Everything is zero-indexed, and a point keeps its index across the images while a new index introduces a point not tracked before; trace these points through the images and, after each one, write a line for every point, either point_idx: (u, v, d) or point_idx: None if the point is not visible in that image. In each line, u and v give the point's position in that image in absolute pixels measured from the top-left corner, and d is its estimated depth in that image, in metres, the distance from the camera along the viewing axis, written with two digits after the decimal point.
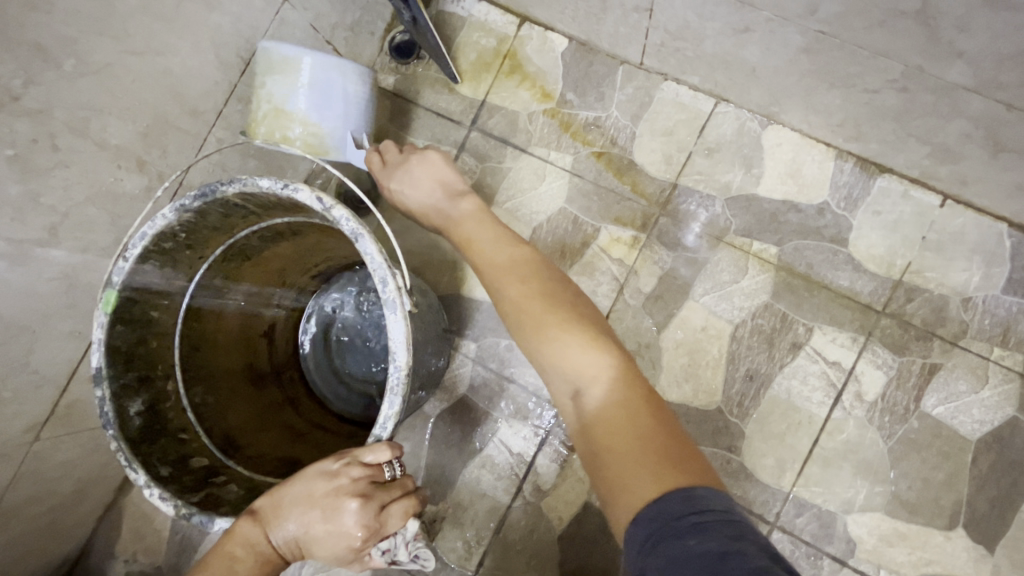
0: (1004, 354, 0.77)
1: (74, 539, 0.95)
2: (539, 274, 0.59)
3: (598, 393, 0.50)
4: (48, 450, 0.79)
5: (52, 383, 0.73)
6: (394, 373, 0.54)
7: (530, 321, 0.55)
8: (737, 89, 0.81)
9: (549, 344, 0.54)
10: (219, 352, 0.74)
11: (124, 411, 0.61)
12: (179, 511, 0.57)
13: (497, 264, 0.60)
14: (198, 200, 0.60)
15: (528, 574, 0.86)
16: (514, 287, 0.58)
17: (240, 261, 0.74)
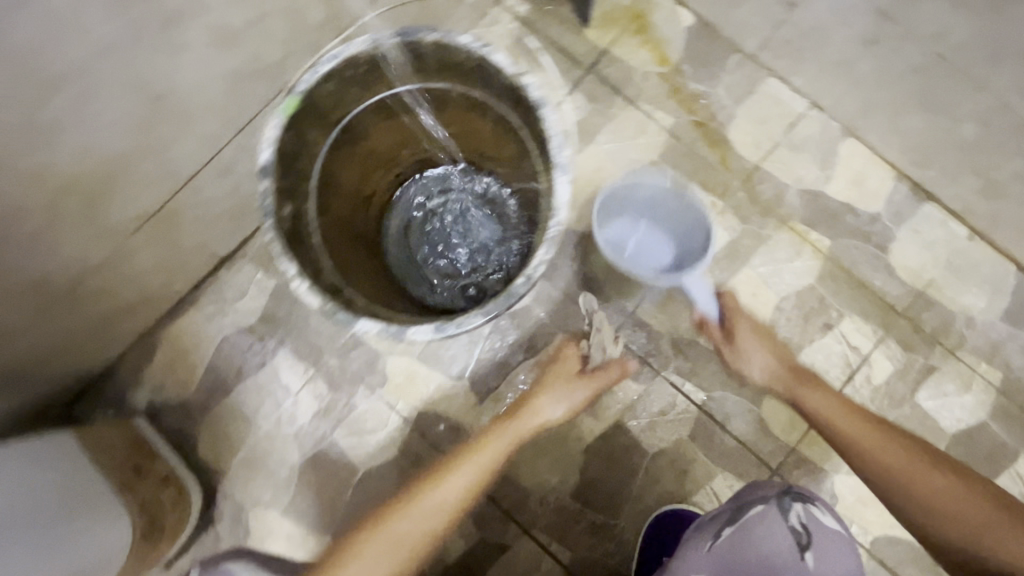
0: (989, 369, 0.92)
1: (107, 354, 0.95)
2: (862, 412, 0.78)
3: (913, 493, 0.70)
4: (138, 248, 0.80)
5: (173, 179, 0.75)
6: (555, 224, 0.62)
7: (867, 447, 0.74)
8: (835, 97, 0.93)
9: (865, 455, 0.74)
10: (334, 194, 0.79)
11: (278, 210, 0.65)
12: (325, 305, 0.63)
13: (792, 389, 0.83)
14: (396, 38, 0.65)
15: (551, 474, 0.94)
16: (846, 420, 0.77)
17: (378, 118, 0.78)
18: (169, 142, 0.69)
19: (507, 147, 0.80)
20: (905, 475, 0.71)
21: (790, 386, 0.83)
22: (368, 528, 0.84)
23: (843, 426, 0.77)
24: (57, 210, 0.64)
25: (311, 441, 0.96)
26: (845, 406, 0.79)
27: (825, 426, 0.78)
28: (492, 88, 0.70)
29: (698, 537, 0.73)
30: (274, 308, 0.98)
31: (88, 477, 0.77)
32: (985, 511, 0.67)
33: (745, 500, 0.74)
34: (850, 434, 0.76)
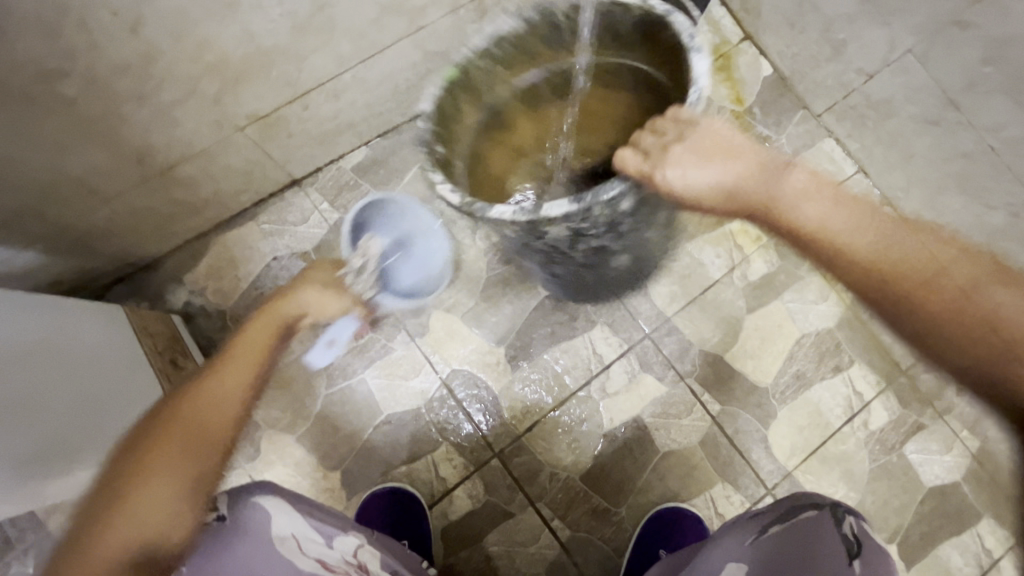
0: (969, 436, 1.02)
1: (158, 245, 0.95)
2: (848, 197, 0.73)
3: (931, 297, 0.67)
4: (235, 146, 0.81)
5: (294, 89, 0.77)
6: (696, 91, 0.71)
7: (887, 261, 0.69)
8: (884, 167, 1.04)
9: (890, 252, 0.69)
10: (488, 164, 0.83)
11: (433, 147, 0.72)
12: (465, 200, 0.69)
13: (813, 191, 0.72)
14: (535, 10, 0.72)
15: (566, 453, 0.97)
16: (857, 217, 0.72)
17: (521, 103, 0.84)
18: (308, 51, 0.72)
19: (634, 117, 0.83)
20: (933, 280, 0.67)
21: (809, 203, 0.72)
22: (169, 443, 0.63)
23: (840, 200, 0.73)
24: (196, 87, 0.66)
25: (339, 374, 0.98)
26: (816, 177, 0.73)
27: (842, 246, 0.71)
28: (620, 38, 0.77)
29: (744, 531, 0.68)
30: (333, 241, 1.01)
31: (135, 356, 0.80)
32: (960, 291, 0.66)
33: (796, 498, 0.66)
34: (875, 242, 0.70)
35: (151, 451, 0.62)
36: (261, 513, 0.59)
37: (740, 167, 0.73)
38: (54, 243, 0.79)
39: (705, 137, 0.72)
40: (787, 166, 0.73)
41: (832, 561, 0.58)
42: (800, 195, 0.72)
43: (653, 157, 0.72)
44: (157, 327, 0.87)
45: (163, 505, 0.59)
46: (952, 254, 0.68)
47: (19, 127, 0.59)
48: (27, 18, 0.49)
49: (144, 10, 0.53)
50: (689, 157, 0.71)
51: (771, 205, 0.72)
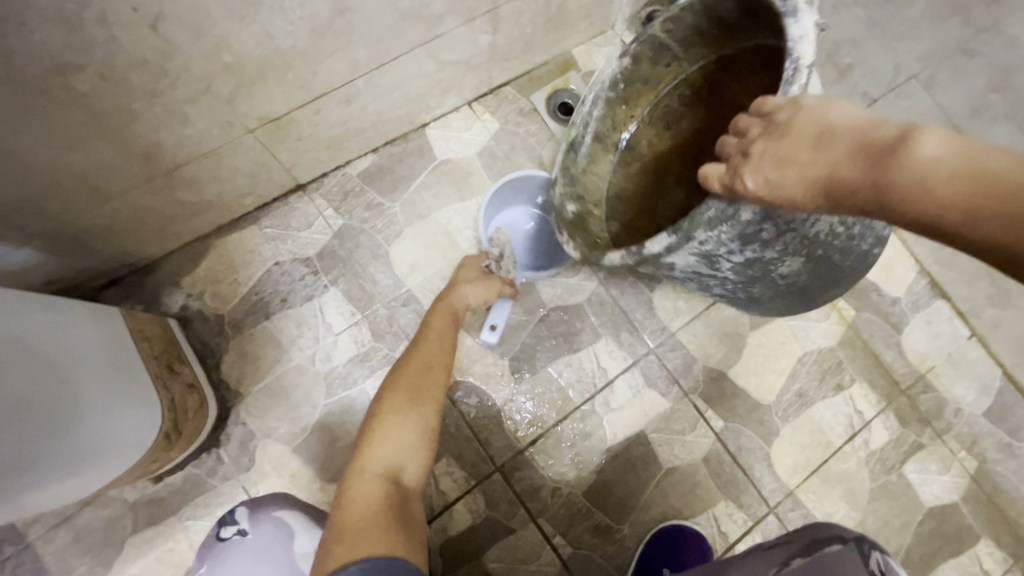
0: (967, 457, 1.03)
1: (156, 247, 0.92)
2: (1004, 159, 0.40)
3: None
4: (244, 148, 0.80)
5: (307, 92, 0.76)
6: (793, 62, 0.57)
7: None
8: None
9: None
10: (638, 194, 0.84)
11: (564, 205, 0.82)
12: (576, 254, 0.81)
13: (945, 168, 0.42)
14: (634, 43, 0.75)
15: (569, 468, 0.96)
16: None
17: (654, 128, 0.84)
18: (324, 55, 0.71)
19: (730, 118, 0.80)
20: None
21: (952, 175, 0.41)
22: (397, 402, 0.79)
23: (994, 165, 0.40)
24: (209, 85, 0.65)
25: (340, 383, 0.95)
26: (965, 143, 0.42)
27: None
28: (725, 20, 0.73)
29: (765, 565, 0.68)
30: (336, 247, 0.99)
31: (132, 362, 0.76)
32: None
33: (821, 537, 0.66)
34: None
35: (383, 404, 0.79)
36: (268, 527, 0.80)
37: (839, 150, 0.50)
38: (52, 239, 0.76)
39: (797, 122, 0.54)
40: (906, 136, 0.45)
41: None
42: (942, 167, 0.42)
43: (735, 163, 0.60)
44: (153, 330, 0.85)
45: (403, 439, 0.76)
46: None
47: (26, 119, 0.57)
48: (46, 8, 0.48)
49: (165, 5, 0.53)
50: (774, 155, 0.55)
51: (895, 197, 0.44)
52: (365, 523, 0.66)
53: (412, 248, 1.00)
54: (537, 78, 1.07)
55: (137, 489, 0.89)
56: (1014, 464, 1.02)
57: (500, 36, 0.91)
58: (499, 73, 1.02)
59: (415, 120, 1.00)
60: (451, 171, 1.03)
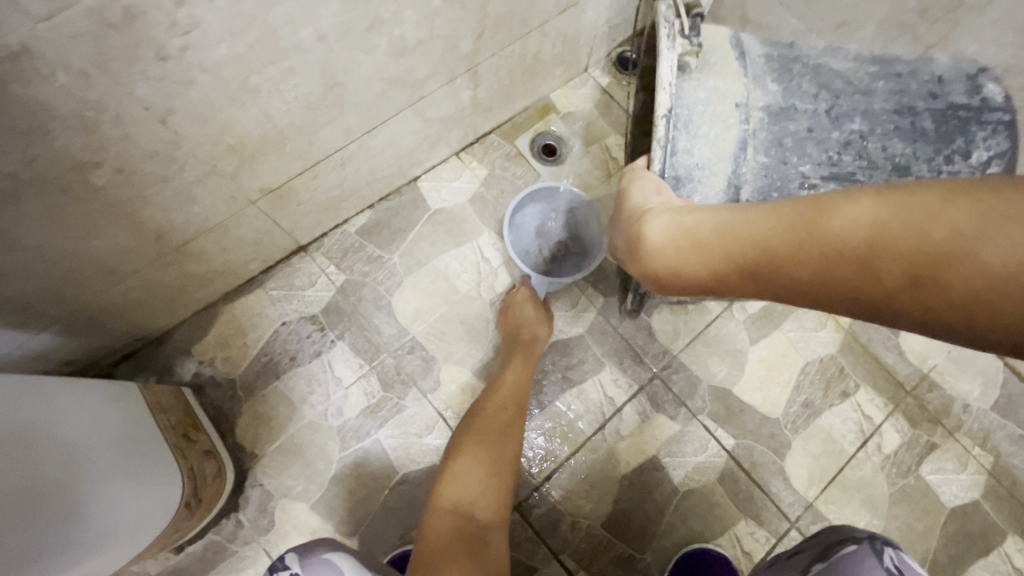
0: (982, 453, 1.03)
1: (167, 319, 0.95)
2: (727, 232, 0.55)
3: (953, 274, 0.41)
4: (248, 218, 0.84)
5: (305, 161, 0.81)
6: (666, 99, 0.67)
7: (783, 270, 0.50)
8: None
9: (820, 253, 0.47)
10: None
11: None
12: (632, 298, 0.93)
13: (692, 250, 0.57)
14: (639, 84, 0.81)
15: (586, 501, 0.96)
16: (758, 229, 0.52)
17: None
18: (318, 126, 0.76)
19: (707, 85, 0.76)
20: (885, 252, 0.44)
21: (705, 251, 0.56)
22: (472, 439, 0.82)
23: (714, 240, 0.56)
24: (215, 166, 0.70)
25: (353, 436, 0.96)
26: (682, 225, 0.59)
27: (770, 277, 0.52)
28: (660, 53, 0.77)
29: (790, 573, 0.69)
30: (341, 302, 1.02)
31: (149, 436, 0.78)
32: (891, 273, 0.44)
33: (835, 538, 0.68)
34: (767, 265, 0.51)
35: (462, 438, 0.82)
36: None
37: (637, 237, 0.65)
38: (70, 322, 0.79)
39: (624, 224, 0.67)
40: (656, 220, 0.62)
41: None
42: (701, 246, 0.57)
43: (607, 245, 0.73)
44: (169, 401, 0.86)
45: (479, 481, 0.77)
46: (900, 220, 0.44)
47: (48, 216, 0.61)
48: (66, 117, 0.52)
49: (173, 102, 0.57)
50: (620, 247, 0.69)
51: (674, 278, 0.61)
52: (442, 549, 0.69)
53: (413, 296, 1.03)
54: (519, 124, 1.12)
55: (158, 560, 0.90)
56: None
57: (481, 90, 0.96)
58: (482, 123, 1.07)
59: (407, 175, 1.05)
60: (445, 220, 1.07)
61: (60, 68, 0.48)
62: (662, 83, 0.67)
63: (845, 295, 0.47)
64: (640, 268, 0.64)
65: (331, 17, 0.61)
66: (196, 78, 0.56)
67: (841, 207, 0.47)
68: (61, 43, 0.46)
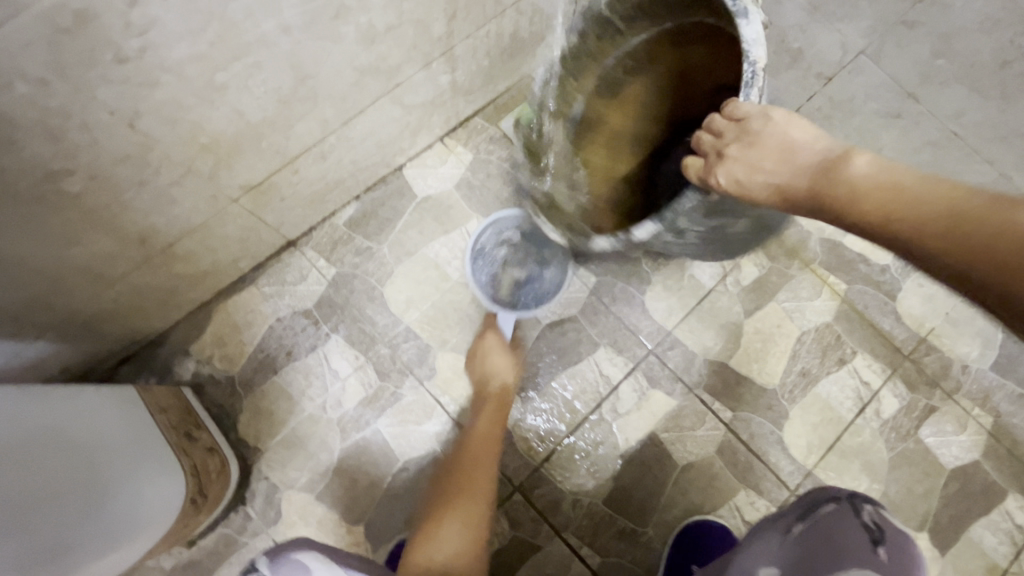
0: (981, 413, 1.02)
1: (162, 321, 0.96)
2: (936, 181, 0.47)
3: None
4: (232, 216, 0.84)
5: (284, 155, 0.81)
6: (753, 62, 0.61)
7: (970, 224, 0.43)
8: None
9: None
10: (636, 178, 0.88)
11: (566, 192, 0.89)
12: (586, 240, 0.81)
13: (878, 180, 0.50)
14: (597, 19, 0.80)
15: (586, 479, 0.97)
16: (1000, 193, 0.42)
17: (648, 75, 0.87)
18: (293, 120, 0.75)
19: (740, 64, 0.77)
20: None
21: (875, 182, 0.50)
22: (449, 502, 0.79)
23: (916, 186, 0.48)
24: (191, 166, 0.69)
25: (353, 426, 0.98)
26: (884, 164, 0.51)
27: (954, 233, 0.43)
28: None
29: (772, 536, 0.71)
30: (333, 295, 1.03)
31: (148, 437, 0.78)
32: None
33: (818, 498, 0.70)
34: (955, 223, 0.43)
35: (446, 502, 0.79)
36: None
37: (796, 170, 0.59)
38: (63, 329, 0.80)
39: (766, 136, 0.61)
40: (846, 156, 0.55)
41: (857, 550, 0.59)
42: (876, 176, 0.50)
43: (709, 161, 0.66)
44: (169, 402, 0.87)
45: (459, 535, 0.73)
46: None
47: (27, 226, 0.61)
48: (32, 126, 0.52)
49: (139, 105, 0.57)
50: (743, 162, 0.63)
51: (832, 201, 0.54)
52: None
53: (405, 286, 1.03)
54: (502, 106, 1.11)
55: (171, 556, 0.92)
56: None
57: (459, 73, 0.95)
58: (464, 106, 1.06)
59: (391, 163, 1.04)
60: (433, 207, 1.06)
61: (17, 77, 0.47)
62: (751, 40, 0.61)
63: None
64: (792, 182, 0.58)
65: (293, 7, 0.59)
66: (159, 78, 0.56)
67: None
68: (15, 52, 0.45)
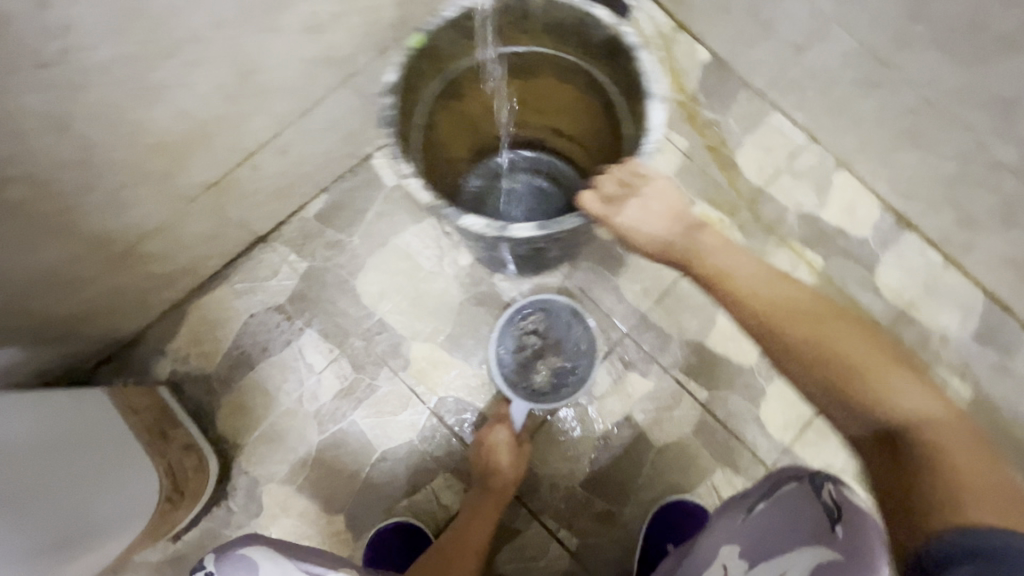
0: (961, 384, 1.02)
1: (136, 322, 0.96)
2: (793, 291, 0.73)
3: (922, 427, 0.57)
4: (194, 216, 0.83)
5: (239, 152, 0.80)
6: (651, 140, 0.73)
7: (784, 321, 0.69)
8: (833, 132, 1.05)
9: (844, 360, 0.64)
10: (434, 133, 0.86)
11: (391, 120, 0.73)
12: (434, 201, 0.73)
13: (739, 271, 0.74)
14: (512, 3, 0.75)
15: (563, 462, 0.98)
16: (785, 298, 0.72)
17: (516, 78, 0.88)
18: (244, 116, 0.74)
19: (600, 125, 0.87)
20: (863, 370, 0.62)
21: (721, 256, 0.76)
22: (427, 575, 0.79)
23: (763, 288, 0.73)
24: (140, 168, 0.68)
25: (330, 419, 0.99)
26: (727, 251, 0.77)
27: (794, 334, 0.67)
28: (585, 40, 0.78)
29: (738, 513, 0.72)
30: (305, 289, 1.03)
31: (119, 437, 0.79)
32: (885, 389, 0.61)
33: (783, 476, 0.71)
34: (796, 327, 0.68)
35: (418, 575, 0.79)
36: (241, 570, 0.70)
37: (669, 231, 0.78)
38: (32, 334, 0.79)
39: (659, 195, 0.78)
40: (699, 228, 0.78)
41: (814, 529, 0.59)
42: (725, 253, 0.76)
43: (609, 198, 0.77)
44: (143, 402, 0.88)
45: None
46: (903, 384, 0.62)
47: None
48: None
49: (71, 108, 0.56)
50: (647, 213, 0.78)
51: (716, 278, 0.74)
52: None
53: (377, 277, 1.03)
54: None
55: (157, 550, 0.94)
56: (1009, 383, 1.01)
57: None
58: None
59: (358, 154, 1.03)
60: (402, 197, 1.05)
61: None
62: (654, 101, 0.73)
63: (835, 380, 0.64)
64: (677, 243, 0.77)
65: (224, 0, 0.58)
66: (88, 80, 0.55)
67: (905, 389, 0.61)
68: None
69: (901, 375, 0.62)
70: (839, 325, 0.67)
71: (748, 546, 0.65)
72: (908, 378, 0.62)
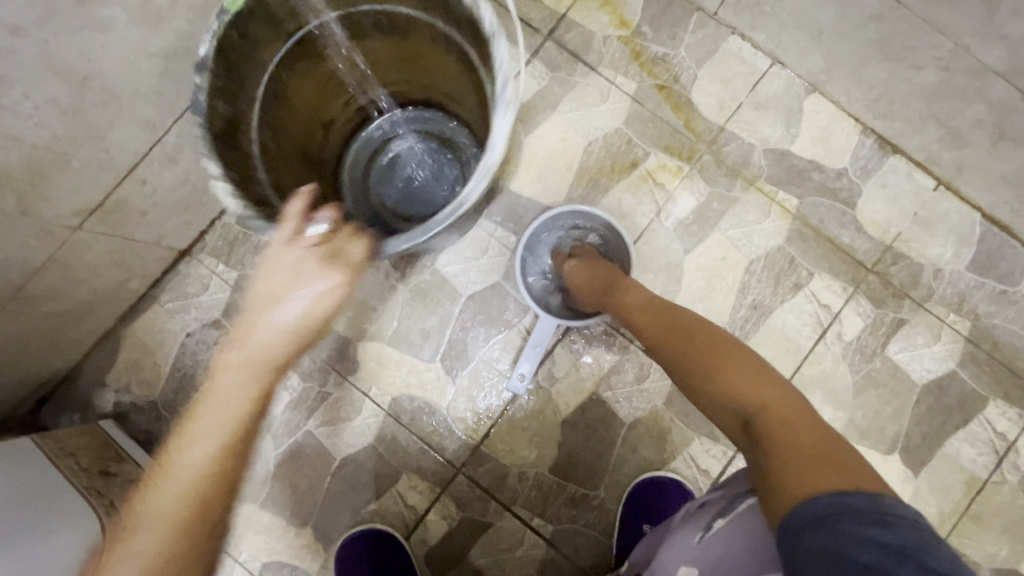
0: (957, 319, 0.93)
1: (67, 357, 0.92)
2: (688, 313, 0.66)
3: (786, 425, 0.49)
4: (84, 244, 0.76)
5: (113, 170, 0.73)
6: (502, 121, 0.56)
7: (663, 336, 0.64)
8: (799, 51, 0.91)
9: (703, 364, 0.58)
10: (281, 136, 0.74)
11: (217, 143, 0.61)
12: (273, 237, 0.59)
13: (650, 301, 0.69)
14: None
15: (529, 450, 0.93)
16: (656, 315, 0.67)
17: (383, 37, 0.72)
18: (101, 128, 0.67)
19: (471, 87, 0.72)
20: (719, 377, 0.56)
21: (643, 300, 0.70)
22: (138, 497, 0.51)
23: (670, 309, 0.67)
24: None
25: (284, 431, 0.95)
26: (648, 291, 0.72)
27: (665, 348, 0.63)
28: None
29: (690, 532, 0.62)
30: (238, 301, 0.96)
31: (48, 486, 0.75)
32: (731, 387, 0.55)
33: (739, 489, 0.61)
34: (684, 343, 0.61)
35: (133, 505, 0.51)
36: None
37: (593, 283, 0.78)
38: None
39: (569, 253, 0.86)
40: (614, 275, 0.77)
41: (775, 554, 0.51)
42: (639, 295, 0.71)
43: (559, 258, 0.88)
44: (78, 442, 0.85)
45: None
46: (748, 374, 0.55)
47: None
48: None
49: None
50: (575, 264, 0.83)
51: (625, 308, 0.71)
52: None
53: None
54: None
55: None
56: (1011, 314, 0.92)
57: None
58: None
59: None
60: None
61: None
62: (501, 67, 0.56)
63: (695, 395, 0.59)
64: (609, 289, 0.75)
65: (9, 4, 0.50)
66: None
67: (754, 382, 0.54)
68: None
69: (746, 371, 0.55)
70: (704, 332, 0.62)
71: (707, 567, 0.56)
72: (759, 374, 0.55)
